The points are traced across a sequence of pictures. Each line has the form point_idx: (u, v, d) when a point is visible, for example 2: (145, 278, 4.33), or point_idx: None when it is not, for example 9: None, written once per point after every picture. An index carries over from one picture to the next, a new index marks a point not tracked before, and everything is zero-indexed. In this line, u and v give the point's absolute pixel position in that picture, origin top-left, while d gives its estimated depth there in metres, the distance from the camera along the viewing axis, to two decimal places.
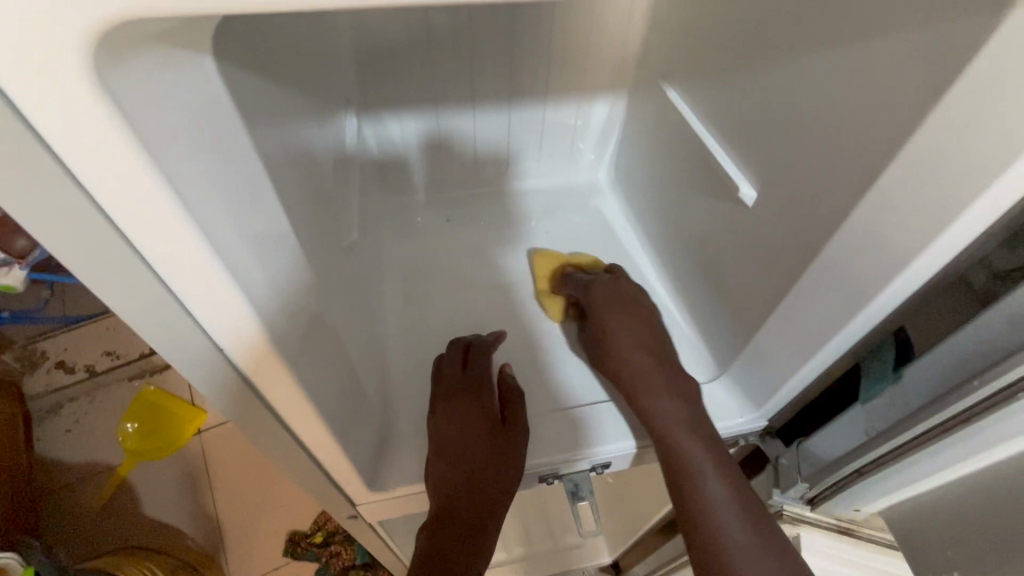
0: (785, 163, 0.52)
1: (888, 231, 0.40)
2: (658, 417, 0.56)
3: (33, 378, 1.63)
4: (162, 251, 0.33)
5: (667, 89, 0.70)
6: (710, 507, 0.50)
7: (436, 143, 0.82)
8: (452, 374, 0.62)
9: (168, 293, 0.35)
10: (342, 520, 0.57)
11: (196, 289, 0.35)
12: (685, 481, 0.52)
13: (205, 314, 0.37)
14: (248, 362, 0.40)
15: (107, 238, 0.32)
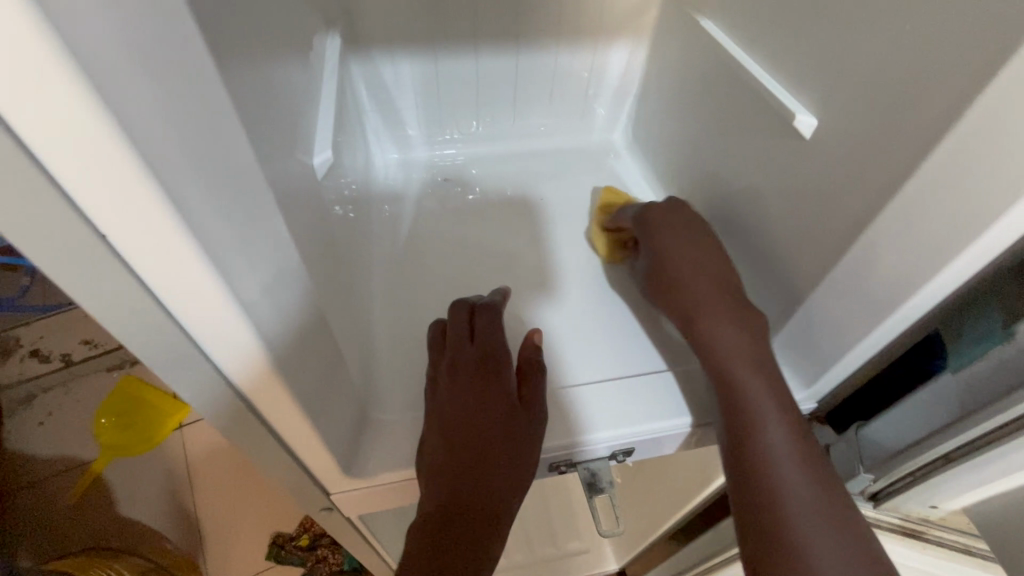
0: (843, 84, 0.43)
1: (1002, 137, 0.31)
2: (741, 381, 0.46)
3: (7, 368, 1.50)
4: (83, 178, 0.23)
5: (699, 21, 0.61)
6: (774, 465, 0.43)
7: (435, 92, 0.73)
8: (456, 346, 0.51)
9: (98, 237, 0.25)
10: (314, 514, 0.48)
11: (128, 230, 0.25)
12: (753, 445, 0.44)
13: (148, 266, 0.27)
14: (203, 325, 0.30)
15: (6, 152, 0.21)
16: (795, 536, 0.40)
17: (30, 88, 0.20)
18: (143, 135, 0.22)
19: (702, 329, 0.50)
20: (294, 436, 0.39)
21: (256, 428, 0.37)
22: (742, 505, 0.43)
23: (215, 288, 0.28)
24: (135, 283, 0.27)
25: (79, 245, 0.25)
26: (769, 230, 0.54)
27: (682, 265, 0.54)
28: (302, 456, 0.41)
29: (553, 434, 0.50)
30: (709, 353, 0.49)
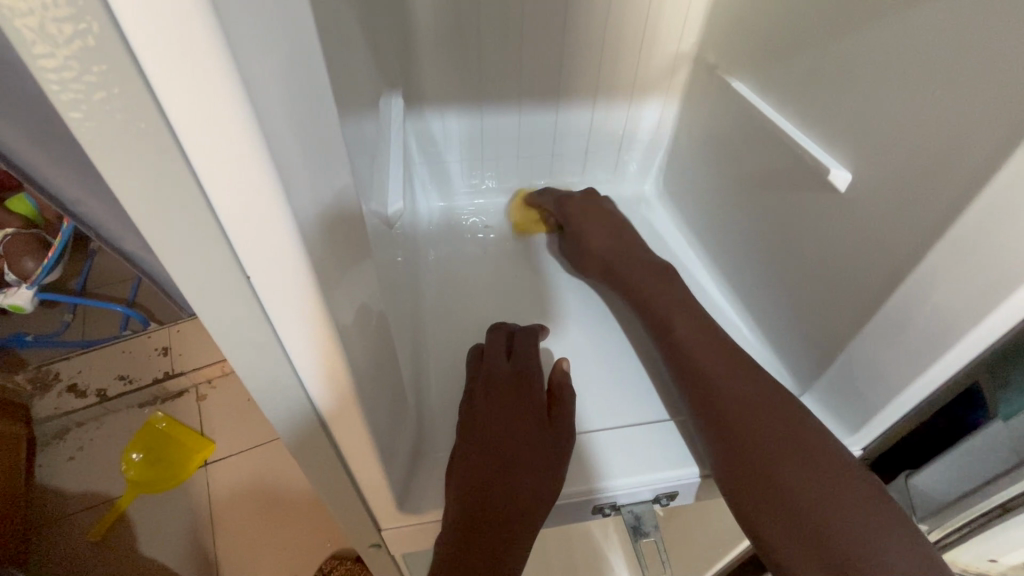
0: (876, 143, 0.46)
1: None
2: (663, 311, 0.57)
3: (43, 403, 1.52)
4: (258, 256, 0.25)
5: (729, 82, 0.66)
6: (700, 360, 0.52)
7: (479, 144, 0.79)
8: (494, 360, 0.54)
9: (245, 280, 0.27)
10: (361, 550, 0.48)
11: (276, 298, 0.28)
12: (757, 462, 0.45)
13: (278, 306, 0.28)
14: (313, 364, 0.31)
15: (190, 203, 0.23)
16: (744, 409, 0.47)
17: (221, 150, 0.21)
18: (293, 187, 0.24)
19: (670, 332, 0.55)
20: (360, 470, 0.40)
21: (327, 463, 0.38)
22: (694, 401, 0.50)
23: (324, 328, 0.29)
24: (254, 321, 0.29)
25: (222, 283, 0.26)
26: (806, 278, 0.56)
27: (671, 312, 0.57)
28: (363, 490, 0.42)
29: (596, 475, 0.50)
30: (699, 385, 0.50)
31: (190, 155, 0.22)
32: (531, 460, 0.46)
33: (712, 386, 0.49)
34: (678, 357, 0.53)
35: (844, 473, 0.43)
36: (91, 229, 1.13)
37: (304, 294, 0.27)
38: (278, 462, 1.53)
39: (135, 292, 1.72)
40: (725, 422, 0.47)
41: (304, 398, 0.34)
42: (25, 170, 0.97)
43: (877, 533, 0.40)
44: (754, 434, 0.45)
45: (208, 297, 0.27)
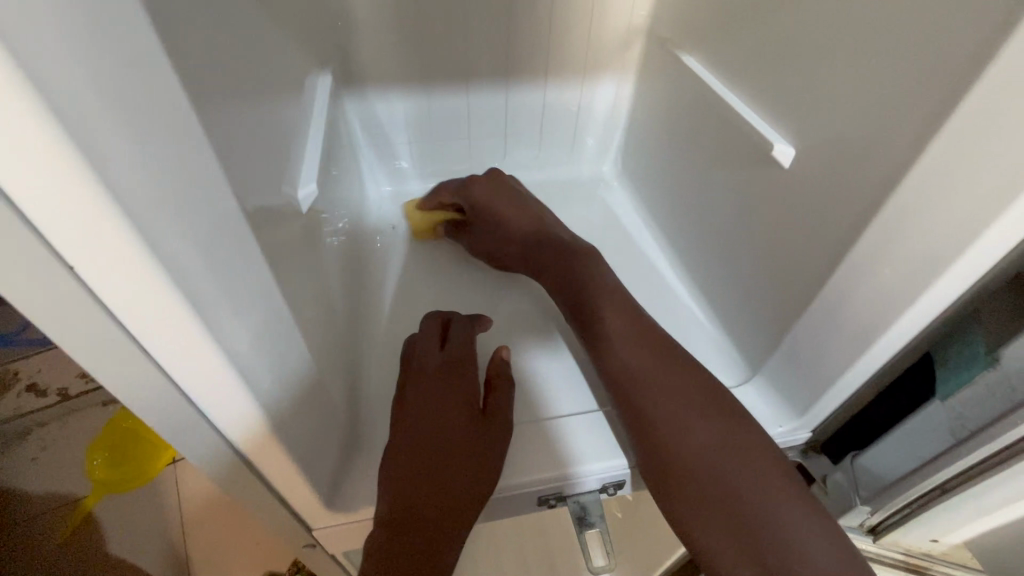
0: (817, 116, 0.44)
1: (974, 166, 0.31)
2: (591, 302, 0.55)
3: (0, 405, 1.46)
4: (73, 239, 0.23)
5: (681, 58, 0.63)
6: (621, 355, 0.50)
7: (427, 128, 0.76)
8: (426, 350, 0.52)
9: (65, 267, 0.24)
10: (295, 550, 0.46)
11: (115, 287, 0.25)
12: (673, 448, 0.44)
13: (111, 291, 0.26)
14: (176, 354, 0.29)
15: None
16: (663, 406, 0.46)
17: None
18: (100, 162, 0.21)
19: (597, 328, 0.54)
20: (278, 471, 0.38)
21: (238, 465, 0.36)
22: (619, 398, 0.49)
23: (178, 316, 0.27)
24: (101, 313, 0.27)
25: (44, 272, 0.24)
26: (754, 258, 0.54)
27: (602, 299, 0.55)
28: (286, 491, 0.40)
29: (540, 466, 0.49)
30: (621, 375, 0.50)
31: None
32: (461, 458, 0.44)
33: (632, 376, 0.49)
34: (607, 345, 0.52)
35: (756, 455, 0.43)
36: None
37: (146, 281, 0.25)
38: None
39: None
40: (644, 412, 0.46)
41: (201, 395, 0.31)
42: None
43: (789, 512, 0.40)
44: (670, 422, 0.45)
45: (29, 284, 0.24)
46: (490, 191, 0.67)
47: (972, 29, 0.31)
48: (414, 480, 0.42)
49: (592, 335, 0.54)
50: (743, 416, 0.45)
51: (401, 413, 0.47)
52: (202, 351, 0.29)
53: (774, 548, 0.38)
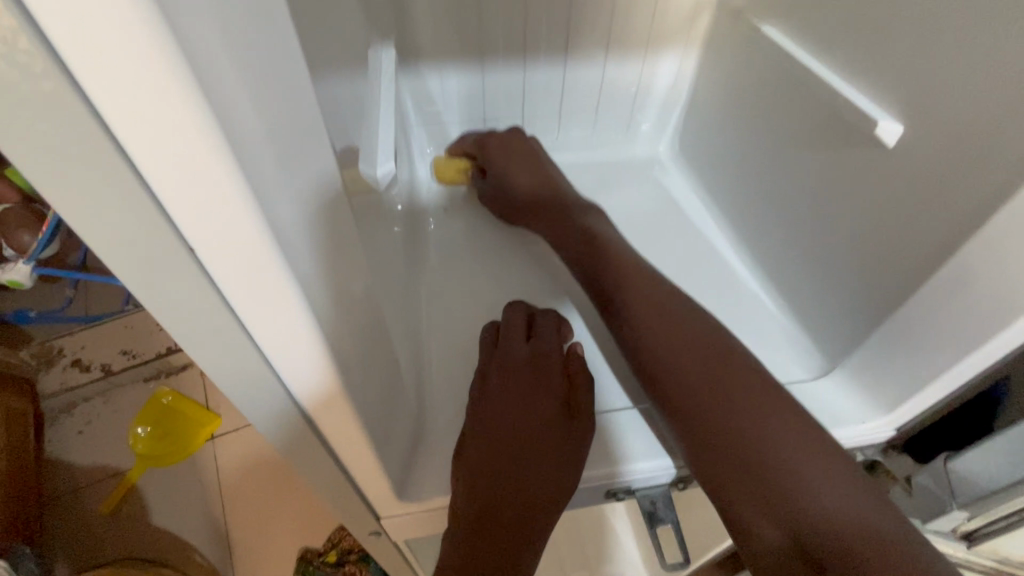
0: (932, 91, 0.41)
1: None
2: (608, 278, 0.55)
3: (48, 377, 1.54)
4: (216, 246, 0.22)
5: (759, 28, 0.59)
6: (647, 338, 0.48)
7: (480, 105, 0.73)
8: (509, 343, 0.50)
9: (195, 261, 0.22)
10: (362, 538, 0.46)
11: (247, 291, 0.24)
12: (714, 428, 0.42)
13: (243, 296, 0.24)
14: (289, 354, 0.27)
15: (125, 187, 0.19)
16: (693, 391, 0.44)
17: (142, 109, 0.17)
18: (246, 158, 0.20)
19: (619, 308, 0.52)
20: (354, 460, 0.37)
21: (317, 453, 0.35)
22: (649, 379, 0.47)
23: (296, 313, 0.25)
24: (230, 319, 0.25)
25: (172, 267, 0.22)
26: (840, 244, 0.51)
27: (629, 284, 0.53)
28: (359, 480, 0.39)
29: (612, 459, 0.47)
30: (655, 371, 0.47)
31: (105, 110, 0.17)
32: (550, 456, 0.43)
33: (667, 361, 0.46)
34: (645, 337, 0.49)
35: (813, 437, 0.41)
36: None
37: (275, 283, 0.24)
38: None
39: None
40: (683, 392, 0.44)
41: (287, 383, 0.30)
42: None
43: (842, 495, 0.38)
44: (710, 403, 0.43)
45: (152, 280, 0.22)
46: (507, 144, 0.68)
47: None
48: (489, 475, 0.41)
49: (617, 313, 0.52)
50: (781, 396, 0.43)
51: (482, 409, 0.46)
52: (312, 348, 0.27)
53: (824, 530, 0.37)
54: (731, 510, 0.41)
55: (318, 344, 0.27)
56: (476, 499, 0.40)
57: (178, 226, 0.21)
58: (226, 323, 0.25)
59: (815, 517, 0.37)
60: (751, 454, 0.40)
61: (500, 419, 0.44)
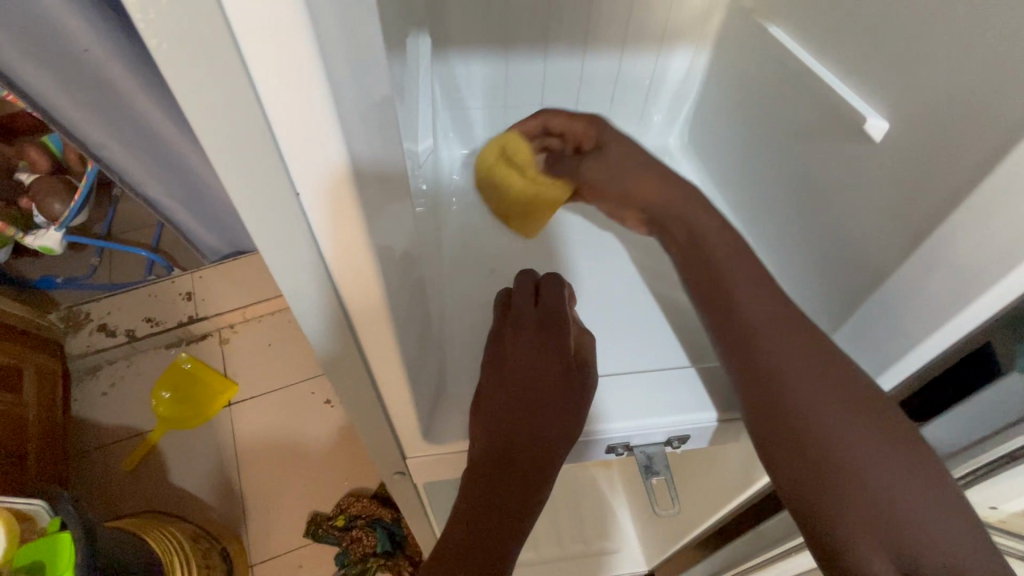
0: (919, 93, 0.45)
1: None
2: (711, 276, 0.51)
3: (76, 339, 1.60)
4: (309, 168, 0.27)
5: (767, 28, 0.64)
6: (759, 354, 0.47)
7: (502, 92, 0.78)
8: (521, 306, 0.54)
9: (292, 195, 0.28)
10: (387, 477, 0.51)
11: (326, 213, 0.29)
12: (797, 422, 0.44)
13: (323, 219, 0.30)
14: (350, 279, 0.33)
15: (250, 116, 0.25)
16: (808, 417, 0.43)
17: (272, 50, 0.23)
18: (346, 104, 0.26)
19: (725, 315, 0.50)
20: (389, 396, 0.42)
21: (358, 388, 0.40)
22: (756, 399, 0.46)
23: (360, 244, 0.31)
24: (309, 242, 0.31)
25: (271, 201, 0.28)
26: (831, 231, 0.56)
27: (725, 267, 0.51)
28: (392, 417, 0.45)
29: (614, 416, 0.53)
30: (766, 389, 0.46)
31: (251, 62, 0.24)
32: (556, 402, 0.48)
33: (779, 379, 0.45)
34: (753, 351, 0.47)
35: (915, 460, 0.41)
36: (115, 170, 1.25)
37: (349, 208, 0.29)
38: (300, 403, 1.60)
39: (157, 238, 1.79)
40: (788, 415, 0.44)
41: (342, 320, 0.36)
42: (26, 91, 1.06)
43: (914, 491, 0.40)
44: (794, 396, 0.44)
45: (253, 212, 0.29)
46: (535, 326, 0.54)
47: None
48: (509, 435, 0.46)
49: (718, 322, 0.50)
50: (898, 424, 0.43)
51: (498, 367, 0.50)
52: (370, 282, 0.33)
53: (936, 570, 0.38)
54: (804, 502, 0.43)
55: (376, 279, 0.33)
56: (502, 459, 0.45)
57: (283, 152, 0.27)
58: (308, 257, 0.31)
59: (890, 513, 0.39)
60: (873, 488, 0.40)
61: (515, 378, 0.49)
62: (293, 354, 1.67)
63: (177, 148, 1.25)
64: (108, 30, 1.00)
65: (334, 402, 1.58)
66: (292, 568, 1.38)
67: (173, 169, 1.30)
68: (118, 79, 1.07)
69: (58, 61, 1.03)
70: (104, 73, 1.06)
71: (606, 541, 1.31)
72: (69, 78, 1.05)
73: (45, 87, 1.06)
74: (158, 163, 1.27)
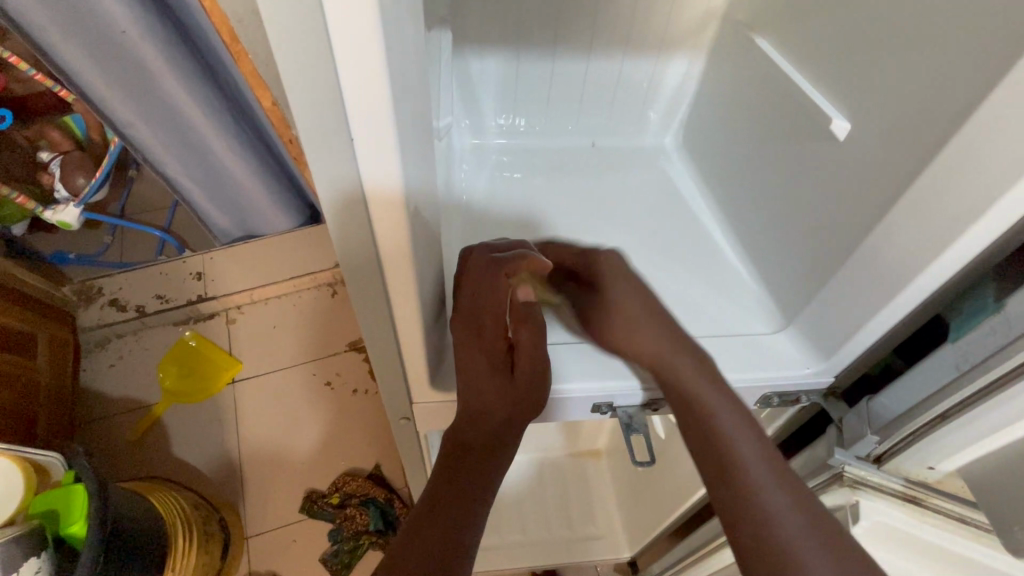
0: (878, 100, 0.51)
1: (985, 152, 0.39)
2: (672, 364, 0.53)
3: (87, 313, 1.64)
4: (366, 120, 0.35)
5: (754, 40, 0.70)
6: (729, 450, 0.48)
7: (511, 87, 0.84)
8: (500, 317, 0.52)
9: (349, 140, 0.36)
10: (393, 424, 0.57)
11: (374, 160, 0.37)
12: (762, 516, 0.45)
13: (371, 165, 0.37)
14: (386, 218, 0.40)
15: (326, 75, 0.33)
16: (768, 520, 0.44)
17: (351, 23, 0.31)
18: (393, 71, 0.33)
19: (680, 398, 0.52)
20: (407, 339, 0.49)
21: (379, 325, 0.47)
22: (716, 492, 0.47)
23: (399, 185, 0.39)
24: (358, 182, 0.38)
25: (337, 146, 0.36)
26: (799, 223, 0.62)
27: (671, 358, 0.53)
28: (404, 360, 0.51)
29: (597, 376, 0.60)
30: (726, 485, 0.47)
31: (331, 29, 0.31)
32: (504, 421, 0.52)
33: (744, 478, 0.46)
34: (716, 445, 0.48)
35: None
36: (141, 149, 1.32)
37: (391, 155, 0.37)
38: (300, 384, 1.65)
39: (170, 218, 1.85)
40: (749, 513, 0.45)
41: (371, 264, 0.43)
42: (62, 67, 1.13)
43: None
44: (734, 444, 0.48)
45: (317, 154, 0.36)
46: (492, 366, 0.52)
47: (1012, 43, 0.39)
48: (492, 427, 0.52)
49: (682, 410, 0.51)
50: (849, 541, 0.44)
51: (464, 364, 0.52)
52: (403, 224, 0.41)
53: None
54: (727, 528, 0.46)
55: (406, 220, 0.41)
56: (473, 441, 0.52)
57: (348, 103, 0.34)
58: (358, 202, 0.39)
59: (802, 544, 0.43)
60: None
61: (477, 384, 0.52)
62: (300, 335, 1.72)
63: (200, 131, 1.31)
64: (141, 10, 1.06)
65: (335, 384, 1.64)
66: (285, 542, 1.42)
67: (195, 152, 1.36)
68: (149, 58, 1.13)
69: (94, 40, 1.09)
70: (135, 52, 1.12)
71: (587, 528, 1.35)
72: (103, 56, 1.11)
73: (81, 63, 1.12)
74: (180, 145, 1.33)
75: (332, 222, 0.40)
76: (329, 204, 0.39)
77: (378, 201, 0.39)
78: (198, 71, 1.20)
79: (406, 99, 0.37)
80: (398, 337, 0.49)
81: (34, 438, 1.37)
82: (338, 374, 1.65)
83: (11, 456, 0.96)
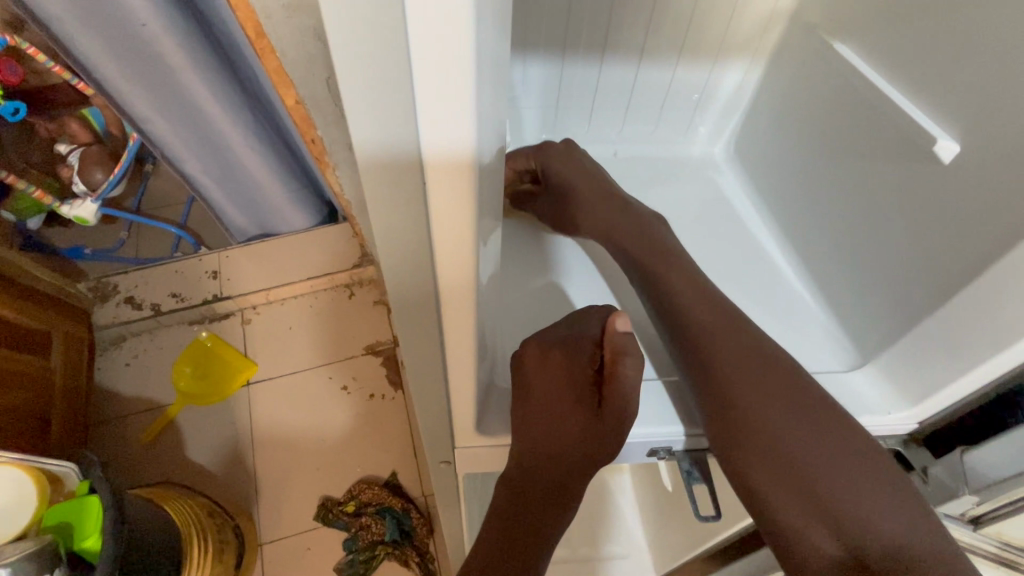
0: None
1: None
2: (668, 281, 0.64)
3: (102, 311, 1.62)
4: (439, 148, 0.30)
5: (832, 44, 0.69)
6: (707, 348, 0.57)
7: (558, 93, 0.83)
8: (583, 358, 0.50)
9: (418, 173, 0.32)
10: (431, 466, 0.53)
11: (443, 193, 0.33)
12: (735, 397, 0.53)
13: (439, 200, 0.33)
14: (449, 255, 0.36)
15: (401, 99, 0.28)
16: (738, 400, 0.53)
17: (436, 41, 0.26)
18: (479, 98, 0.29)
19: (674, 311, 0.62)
20: (457, 380, 0.45)
21: (428, 367, 0.43)
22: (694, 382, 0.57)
23: (467, 222, 0.34)
24: (421, 218, 0.34)
25: (399, 170, 0.31)
26: (877, 239, 0.61)
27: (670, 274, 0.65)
28: (451, 401, 0.47)
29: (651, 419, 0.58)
30: (700, 372, 0.56)
31: (411, 35, 0.26)
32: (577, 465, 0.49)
33: (718, 368, 0.56)
34: (693, 346, 0.58)
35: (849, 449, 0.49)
36: (159, 146, 1.28)
37: (461, 187, 0.32)
38: (317, 389, 1.61)
39: (186, 215, 1.82)
40: (720, 392, 0.54)
41: (427, 305, 0.38)
42: (79, 60, 1.08)
43: (832, 459, 0.49)
44: (709, 348, 0.57)
45: (379, 187, 0.32)
46: (573, 412, 0.49)
47: None
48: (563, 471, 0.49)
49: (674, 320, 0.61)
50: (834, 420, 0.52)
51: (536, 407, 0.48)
52: (466, 262, 0.37)
53: (858, 526, 0.46)
54: (749, 486, 0.51)
55: (471, 257, 0.36)
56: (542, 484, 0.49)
57: (421, 132, 0.30)
58: (420, 239, 0.34)
59: (774, 418, 0.52)
60: (799, 465, 0.49)
61: (550, 426, 0.48)
62: (317, 337, 1.68)
63: (219, 128, 1.27)
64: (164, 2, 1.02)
65: (352, 388, 1.60)
66: (299, 551, 1.39)
67: (214, 150, 1.32)
68: (169, 51, 1.09)
69: (113, 32, 1.04)
70: (156, 45, 1.07)
71: (611, 547, 1.31)
72: (121, 48, 1.07)
73: (98, 55, 1.07)
74: (199, 142, 1.29)
75: (387, 258, 0.35)
76: (387, 241, 0.34)
77: (441, 238, 0.35)
78: (220, 66, 1.16)
79: (485, 126, 0.32)
80: (448, 379, 0.44)
81: (48, 438, 1.35)
82: (355, 378, 1.61)
83: (23, 465, 0.94)
